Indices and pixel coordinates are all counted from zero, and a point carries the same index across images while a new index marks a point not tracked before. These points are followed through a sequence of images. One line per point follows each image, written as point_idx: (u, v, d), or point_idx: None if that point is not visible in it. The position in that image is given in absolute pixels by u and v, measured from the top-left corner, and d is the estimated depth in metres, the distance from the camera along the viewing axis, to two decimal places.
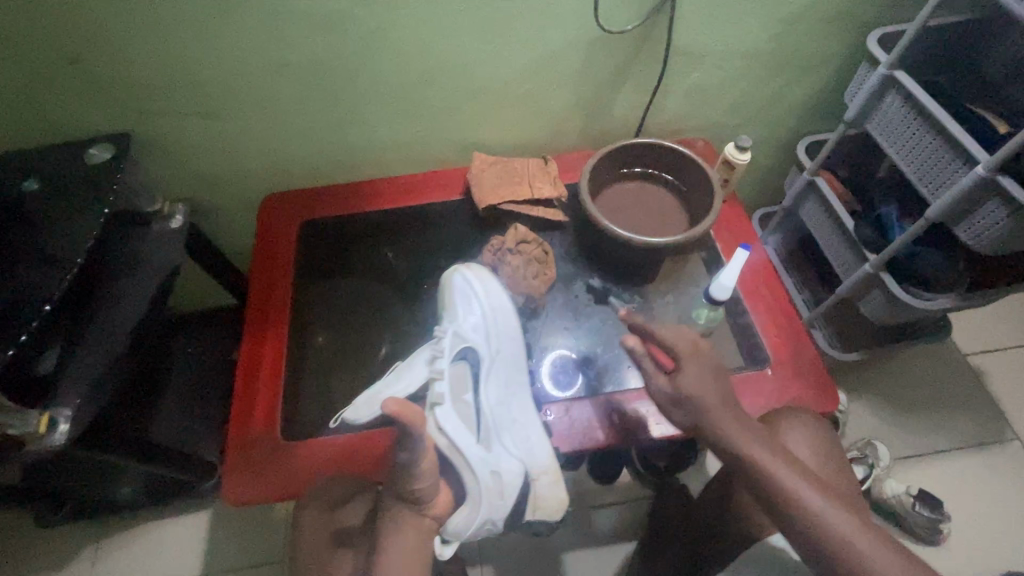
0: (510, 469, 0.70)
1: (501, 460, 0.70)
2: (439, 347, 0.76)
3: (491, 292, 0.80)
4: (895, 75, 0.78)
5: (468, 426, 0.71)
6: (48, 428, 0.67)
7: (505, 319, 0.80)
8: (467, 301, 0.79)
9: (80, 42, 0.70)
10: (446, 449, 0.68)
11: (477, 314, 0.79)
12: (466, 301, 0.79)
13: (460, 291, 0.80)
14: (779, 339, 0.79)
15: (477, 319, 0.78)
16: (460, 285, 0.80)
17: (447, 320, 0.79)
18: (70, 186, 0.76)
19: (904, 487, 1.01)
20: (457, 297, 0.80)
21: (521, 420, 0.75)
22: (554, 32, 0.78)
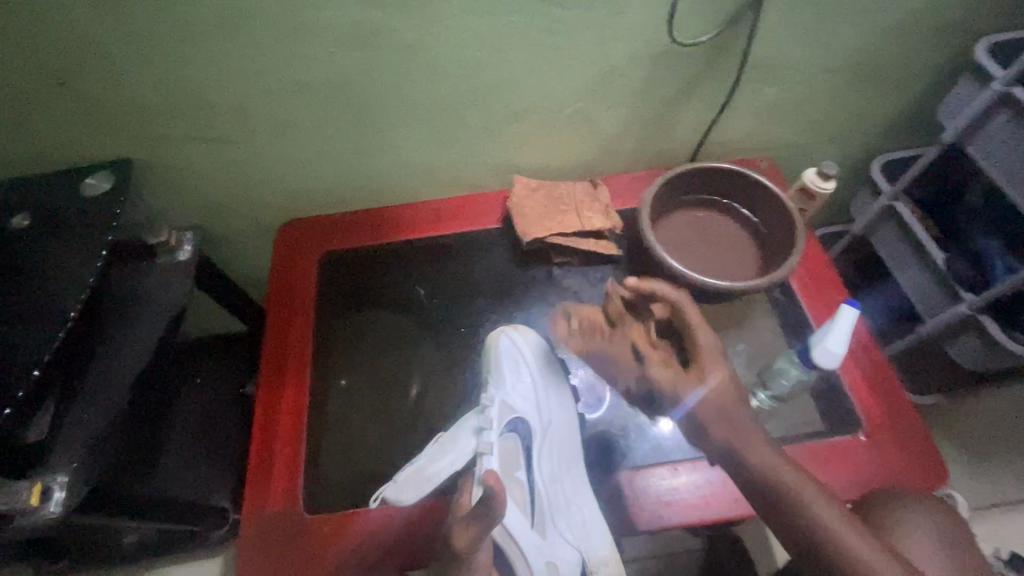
0: (568, 562, 0.63)
1: (557, 550, 0.63)
2: (487, 417, 0.65)
3: (539, 356, 0.74)
4: (1013, 93, 0.67)
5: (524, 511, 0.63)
6: (40, 500, 0.59)
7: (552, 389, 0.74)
8: (514, 363, 0.72)
9: (71, 61, 0.61)
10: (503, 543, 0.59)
11: (526, 382, 0.71)
12: (512, 364, 0.72)
13: (506, 354, 0.72)
14: (870, 398, 0.69)
15: (526, 387, 0.71)
16: (505, 347, 0.73)
17: (492, 386, 0.69)
18: (62, 222, 0.67)
19: (990, 549, 0.90)
20: (503, 358, 0.72)
21: (578, 502, 0.67)
22: (615, 44, 0.68)
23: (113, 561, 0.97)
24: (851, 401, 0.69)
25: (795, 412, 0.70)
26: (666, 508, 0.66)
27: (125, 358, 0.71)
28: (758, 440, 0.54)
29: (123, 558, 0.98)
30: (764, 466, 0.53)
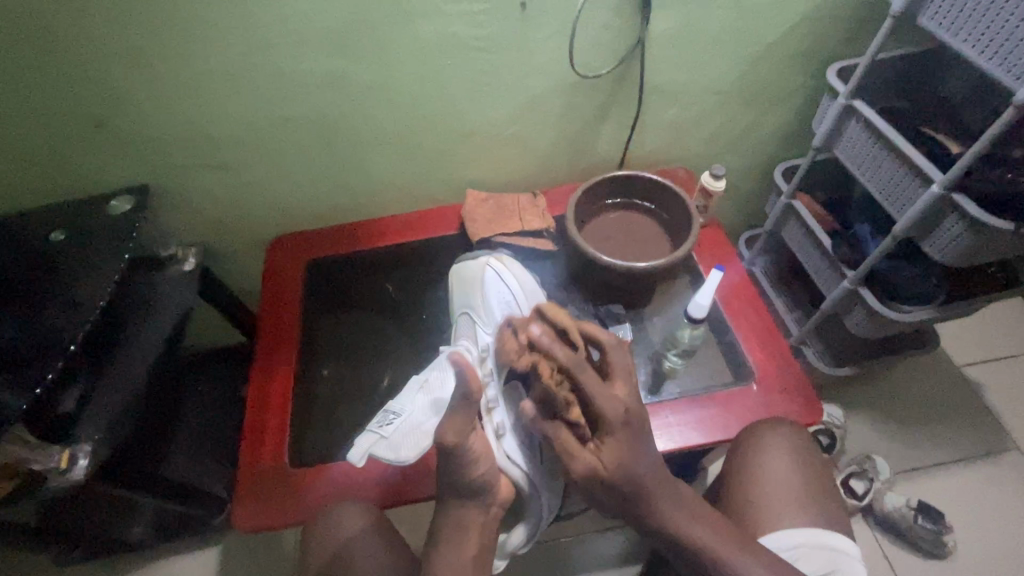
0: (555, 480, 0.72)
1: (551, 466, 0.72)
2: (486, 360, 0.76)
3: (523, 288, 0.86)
4: (853, 104, 0.84)
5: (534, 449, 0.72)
6: (70, 462, 0.71)
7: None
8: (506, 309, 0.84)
9: (106, 106, 0.78)
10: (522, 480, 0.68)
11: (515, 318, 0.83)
12: (501, 305, 0.84)
13: (494, 286, 0.85)
14: (763, 356, 0.83)
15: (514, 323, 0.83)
16: (494, 284, 0.85)
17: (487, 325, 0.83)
18: (93, 235, 0.82)
19: (905, 500, 1.02)
20: (492, 294, 0.85)
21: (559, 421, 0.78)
22: (535, 79, 0.86)
23: (116, 553, 1.04)
24: (746, 358, 0.83)
25: (704, 368, 0.86)
26: None
27: (142, 346, 0.84)
28: (649, 457, 0.57)
29: (132, 547, 1.04)
30: (632, 475, 0.56)
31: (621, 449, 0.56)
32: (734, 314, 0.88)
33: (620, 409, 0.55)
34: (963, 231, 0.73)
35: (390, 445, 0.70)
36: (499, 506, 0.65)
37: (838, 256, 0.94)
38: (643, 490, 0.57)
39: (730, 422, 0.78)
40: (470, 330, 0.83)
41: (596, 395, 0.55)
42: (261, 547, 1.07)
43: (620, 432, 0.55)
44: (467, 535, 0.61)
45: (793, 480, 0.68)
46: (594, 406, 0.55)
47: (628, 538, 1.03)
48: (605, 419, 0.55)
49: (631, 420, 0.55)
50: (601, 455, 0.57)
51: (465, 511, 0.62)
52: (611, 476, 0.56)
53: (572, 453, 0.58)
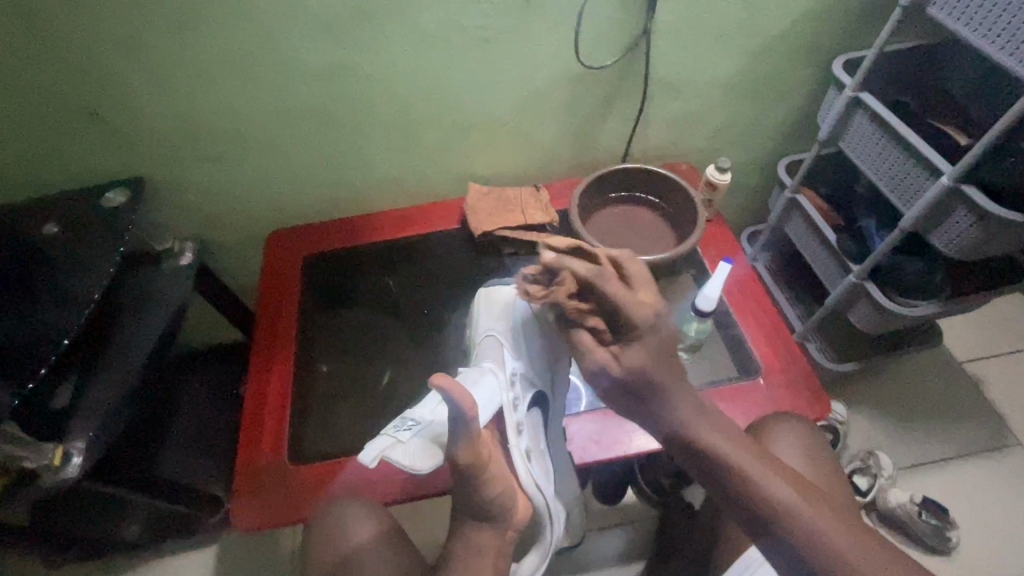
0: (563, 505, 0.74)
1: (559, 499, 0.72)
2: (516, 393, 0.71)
3: None
4: (859, 97, 0.83)
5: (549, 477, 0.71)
6: (62, 461, 0.68)
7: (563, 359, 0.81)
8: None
9: (100, 97, 0.76)
10: (543, 506, 0.66)
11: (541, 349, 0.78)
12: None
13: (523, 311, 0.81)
14: (769, 352, 0.83)
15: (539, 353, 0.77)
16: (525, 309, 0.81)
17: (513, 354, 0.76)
18: (87, 227, 0.80)
19: (908, 496, 1.02)
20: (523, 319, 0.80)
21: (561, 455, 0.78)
22: (539, 70, 0.84)
23: (111, 553, 1.02)
24: (752, 353, 0.83)
25: (709, 364, 0.84)
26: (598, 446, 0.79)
27: (135, 342, 0.82)
28: (676, 372, 0.57)
29: (127, 547, 1.02)
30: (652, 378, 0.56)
31: (648, 347, 0.56)
32: (739, 308, 0.87)
33: (650, 312, 0.57)
34: (972, 224, 0.72)
35: (408, 452, 0.62)
36: (515, 528, 0.65)
37: (843, 250, 0.93)
38: (664, 391, 0.56)
39: (736, 417, 0.77)
40: (496, 354, 0.75)
41: (625, 298, 0.56)
42: (260, 547, 1.06)
43: (648, 333, 0.57)
44: (483, 558, 0.63)
45: (800, 471, 0.68)
46: (623, 309, 0.56)
47: (632, 536, 1.02)
48: (635, 322, 0.56)
49: (658, 320, 0.57)
50: (620, 355, 0.57)
51: (479, 533, 0.64)
52: (629, 375, 0.56)
53: (592, 352, 0.59)
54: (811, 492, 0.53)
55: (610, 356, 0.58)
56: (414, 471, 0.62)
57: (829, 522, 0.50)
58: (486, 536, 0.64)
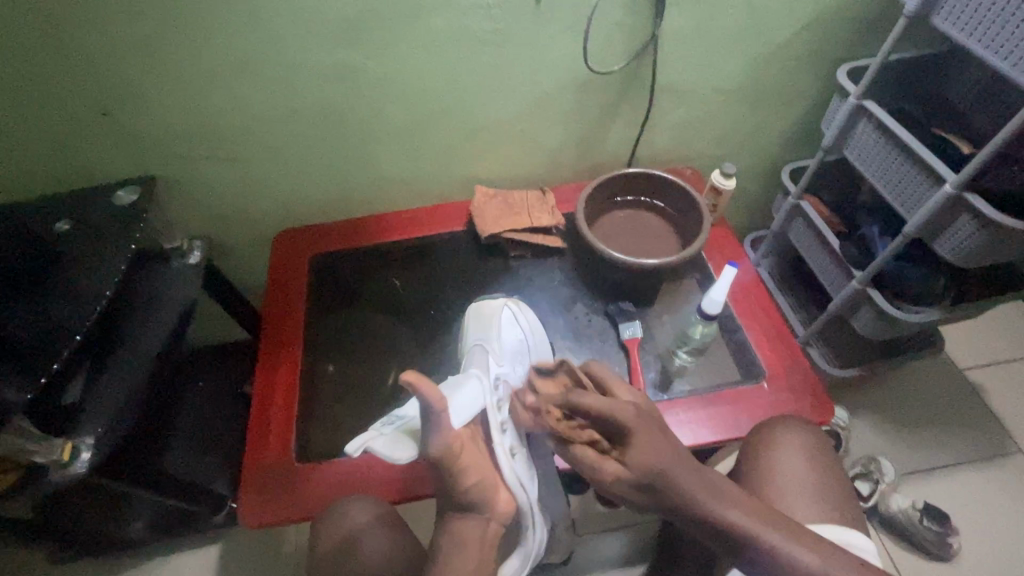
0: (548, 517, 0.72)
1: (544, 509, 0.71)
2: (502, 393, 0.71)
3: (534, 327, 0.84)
4: (863, 105, 0.84)
5: (533, 480, 0.69)
6: (71, 457, 0.69)
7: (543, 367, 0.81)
8: (516, 342, 0.80)
9: (114, 97, 0.77)
10: (526, 507, 0.65)
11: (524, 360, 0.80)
12: (513, 341, 0.80)
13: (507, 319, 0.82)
14: (773, 357, 0.83)
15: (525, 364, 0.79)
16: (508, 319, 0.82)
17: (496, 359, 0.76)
18: (99, 225, 0.81)
19: (910, 501, 1.02)
20: (506, 329, 0.81)
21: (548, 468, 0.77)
22: (547, 75, 0.85)
23: (113, 550, 1.03)
24: (756, 356, 0.83)
25: (714, 367, 0.85)
26: None
27: (145, 339, 0.83)
28: (676, 451, 0.52)
29: (130, 545, 1.02)
30: (659, 465, 0.50)
31: (645, 446, 0.52)
32: (743, 312, 0.88)
33: (630, 408, 0.54)
34: (976, 231, 0.73)
35: (392, 442, 0.58)
36: (498, 522, 0.62)
37: (846, 256, 0.94)
38: (672, 481, 0.50)
39: (740, 421, 0.78)
40: (481, 358, 0.75)
41: (599, 403, 0.54)
42: (262, 546, 1.06)
43: (637, 430, 0.53)
44: (466, 548, 0.59)
45: (805, 476, 0.67)
46: (597, 413, 0.54)
47: (633, 539, 1.03)
48: (624, 426, 0.53)
49: (642, 416, 0.54)
50: (624, 466, 0.52)
51: (465, 525, 0.61)
52: (637, 475, 0.51)
53: (599, 465, 0.54)
54: (802, 530, 0.50)
55: (620, 466, 0.53)
56: (398, 462, 0.58)
57: (836, 565, 0.47)
58: (471, 524, 0.60)
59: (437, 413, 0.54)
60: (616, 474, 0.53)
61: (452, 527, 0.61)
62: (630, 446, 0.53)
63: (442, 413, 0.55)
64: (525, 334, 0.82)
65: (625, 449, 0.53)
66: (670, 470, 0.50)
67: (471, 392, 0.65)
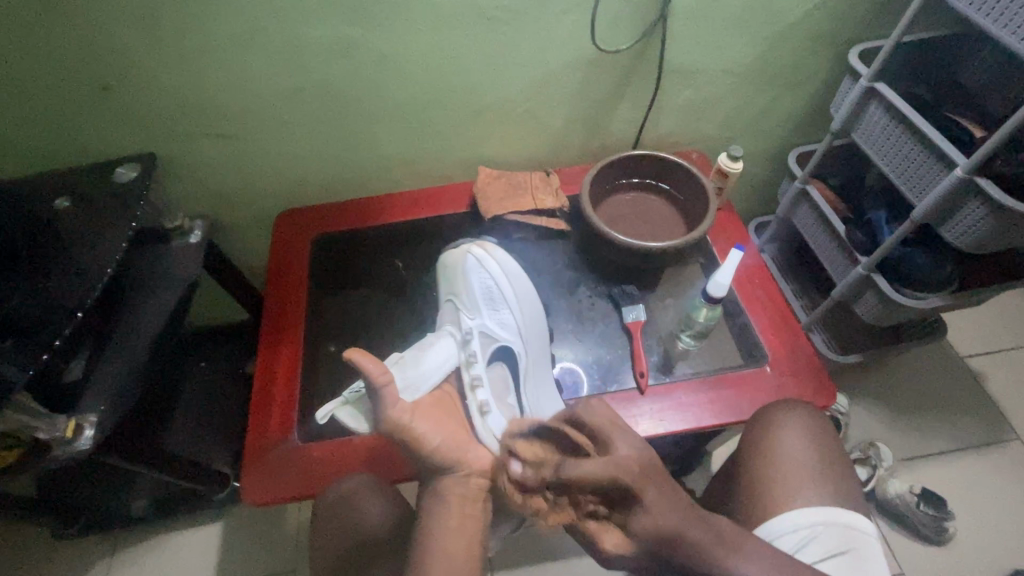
0: None
1: None
2: (471, 351, 0.77)
3: (502, 271, 0.85)
4: (874, 87, 0.83)
5: None
6: (74, 434, 0.70)
7: (526, 309, 0.84)
8: (487, 291, 0.84)
9: (111, 72, 0.76)
10: None
11: (507, 313, 0.83)
12: (483, 290, 0.84)
13: (472, 268, 0.85)
14: (776, 340, 0.83)
15: (506, 317, 0.83)
16: (474, 269, 0.84)
17: (470, 317, 0.81)
18: (99, 202, 0.80)
19: (907, 486, 1.03)
20: (472, 279, 0.84)
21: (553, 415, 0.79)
22: (553, 52, 0.84)
23: (119, 525, 1.04)
24: (758, 341, 0.83)
25: (716, 350, 0.85)
26: None
27: (146, 319, 0.82)
28: (682, 506, 0.50)
29: (133, 520, 1.03)
30: (671, 530, 0.49)
31: (649, 512, 0.49)
32: (747, 297, 0.88)
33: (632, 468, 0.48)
34: (984, 217, 0.72)
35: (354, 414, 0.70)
36: (482, 475, 0.62)
37: (852, 242, 0.93)
38: (684, 543, 0.49)
39: (742, 404, 0.78)
40: (453, 316, 0.83)
41: (598, 475, 0.48)
42: (266, 523, 1.07)
43: (649, 490, 0.49)
44: (449, 507, 0.59)
45: (808, 454, 0.67)
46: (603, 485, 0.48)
47: None
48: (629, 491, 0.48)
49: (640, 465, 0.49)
50: (635, 527, 0.49)
51: (444, 483, 0.61)
52: (654, 539, 0.49)
53: (601, 537, 0.52)
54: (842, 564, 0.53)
55: (620, 533, 0.51)
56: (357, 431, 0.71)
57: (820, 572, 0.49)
58: (452, 482, 0.60)
59: (380, 388, 0.59)
60: (621, 542, 0.51)
61: (436, 486, 0.61)
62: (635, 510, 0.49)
63: (385, 389, 0.60)
64: (494, 276, 0.85)
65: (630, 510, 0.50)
66: (684, 534, 0.49)
67: (439, 356, 0.76)
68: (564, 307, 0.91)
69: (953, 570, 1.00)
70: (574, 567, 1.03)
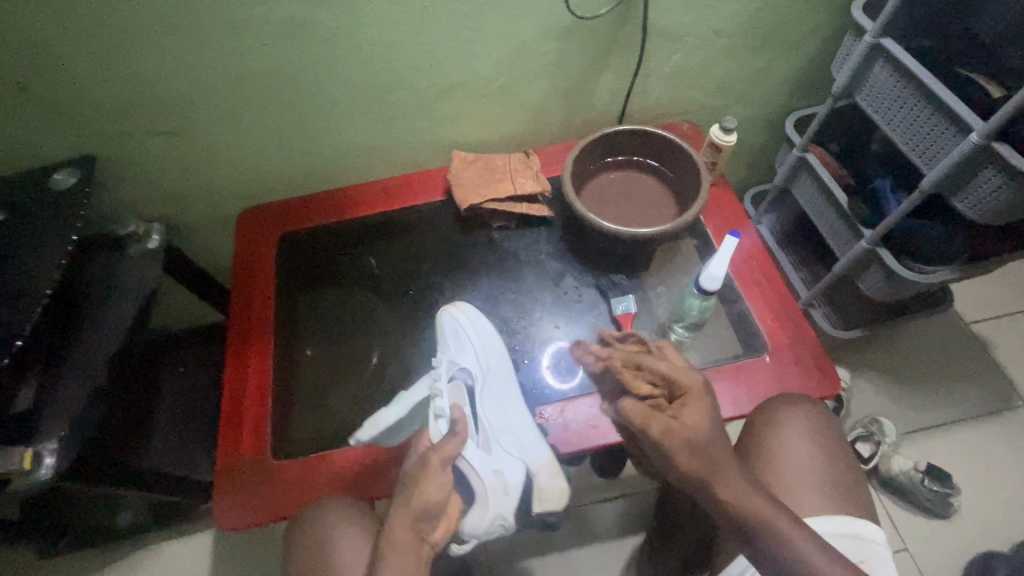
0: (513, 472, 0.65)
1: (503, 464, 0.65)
2: (438, 371, 0.72)
3: (475, 320, 0.79)
4: (881, 43, 0.75)
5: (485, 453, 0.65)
6: (33, 463, 0.65)
7: (488, 345, 0.77)
8: (452, 328, 0.78)
9: (28, 68, 0.68)
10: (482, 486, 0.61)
11: (468, 344, 0.77)
12: (449, 330, 0.78)
13: (450, 327, 0.78)
14: (775, 326, 0.78)
15: (469, 348, 0.76)
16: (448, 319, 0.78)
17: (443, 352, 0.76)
18: (36, 214, 0.73)
19: (912, 462, 1.00)
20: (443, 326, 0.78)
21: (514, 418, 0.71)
22: (524, 21, 0.75)
23: (107, 539, 1.01)
24: (757, 328, 0.78)
25: (713, 340, 0.80)
26: (596, 432, 0.72)
27: (103, 336, 0.77)
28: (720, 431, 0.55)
29: (119, 534, 1.01)
30: (710, 437, 0.53)
31: (700, 413, 0.54)
32: (745, 281, 0.82)
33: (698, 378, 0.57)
34: (1002, 185, 0.66)
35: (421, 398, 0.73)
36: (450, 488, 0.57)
37: (855, 214, 0.87)
38: (715, 465, 0.53)
39: (741, 397, 0.74)
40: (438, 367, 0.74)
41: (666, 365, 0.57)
42: (256, 530, 1.05)
43: (694, 398, 0.55)
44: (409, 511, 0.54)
45: (809, 451, 0.64)
46: (668, 373, 0.57)
47: (628, 508, 1.04)
48: (687, 388, 0.56)
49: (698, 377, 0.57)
50: (676, 421, 0.54)
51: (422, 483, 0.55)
52: (694, 435, 0.53)
53: (649, 420, 0.55)
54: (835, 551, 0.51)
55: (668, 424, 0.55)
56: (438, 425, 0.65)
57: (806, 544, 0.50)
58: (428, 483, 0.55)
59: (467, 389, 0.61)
60: (667, 428, 0.54)
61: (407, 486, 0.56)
62: (685, 404, 0.55)
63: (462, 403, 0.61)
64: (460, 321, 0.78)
65: (679, 405, 0.55)
66: (704, 445, 0.53)
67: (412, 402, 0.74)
68: (549, 298, 0.85)
69: (958, 543, 0.98)
70: (573, 557, 1.01)
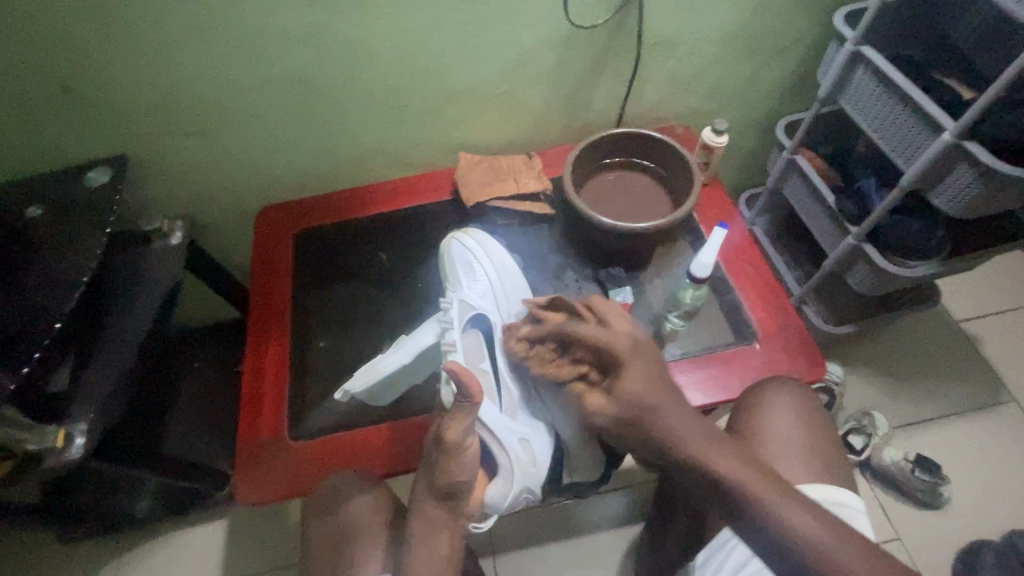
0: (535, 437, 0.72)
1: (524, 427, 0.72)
2: (448, 318, 0.77)
3: (490, 255, 0.83)
4: (861, 51, 0.80)
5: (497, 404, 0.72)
6: (65, 442, 0.69)
7: (503, 281, 0.82)
8: (466, 266, 0.82)
9: (71, 73, 0.73)
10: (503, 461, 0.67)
11: (482, 281, 0.81)
12: (462, 263, 0.82)
13: (460, 259, 0.83)
14: (765, 316, 0.83)
15: (481, 286, 0.80)
16: (460, 252, 0.83)
17: (451, 290, 0.80)
18: (72, 209, 0.79)
19: (903, 454, 1.03)
20: (454, 260, 0.83)
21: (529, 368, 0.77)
22: (528, 30, 0.81)
23: (125, 526, 1.05)
24: (748, 318, 0.83)
25: (706, 329, 0.83)
26: None
27: (131, 323, 0.81)
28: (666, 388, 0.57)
29: (137, 521, 1.04)
30: (644, 399, 0.55)
31: (635, 375, 0.57)
32: (736, 274, 0.87)
33: (625, 339, 0.60)
34: (973, 182, 0.71)
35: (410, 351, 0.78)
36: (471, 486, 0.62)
37: (842, 212, 0.91)
38: (656, 412, 0.55)
39: (732, 382, 0.78)
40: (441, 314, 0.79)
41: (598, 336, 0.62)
42: (268, 518, 1.09)
43: (629, 363, 0.58)
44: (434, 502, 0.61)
45: (795, 428, 0.68)
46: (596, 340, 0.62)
47: (629, 499, 1.07)
48: (615, 349, 0.60)
49: (638, 344, 0.60)
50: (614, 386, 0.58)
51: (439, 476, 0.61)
52: (626, 396, 0.56)
53: (587, 397, 0.61)
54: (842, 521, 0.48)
55: (604, 398, 0.60)
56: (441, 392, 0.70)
57: (790, 508, 0.48)
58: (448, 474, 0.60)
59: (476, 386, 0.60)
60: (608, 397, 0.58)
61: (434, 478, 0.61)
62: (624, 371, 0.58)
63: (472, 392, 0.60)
64: (476, 257, 0.83)
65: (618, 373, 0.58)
66: (646, 395, 0.55)
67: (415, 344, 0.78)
68: (551, 291, 0.90)
69: (949, 533, 1.01)
70: (576, 545, 1.04)
